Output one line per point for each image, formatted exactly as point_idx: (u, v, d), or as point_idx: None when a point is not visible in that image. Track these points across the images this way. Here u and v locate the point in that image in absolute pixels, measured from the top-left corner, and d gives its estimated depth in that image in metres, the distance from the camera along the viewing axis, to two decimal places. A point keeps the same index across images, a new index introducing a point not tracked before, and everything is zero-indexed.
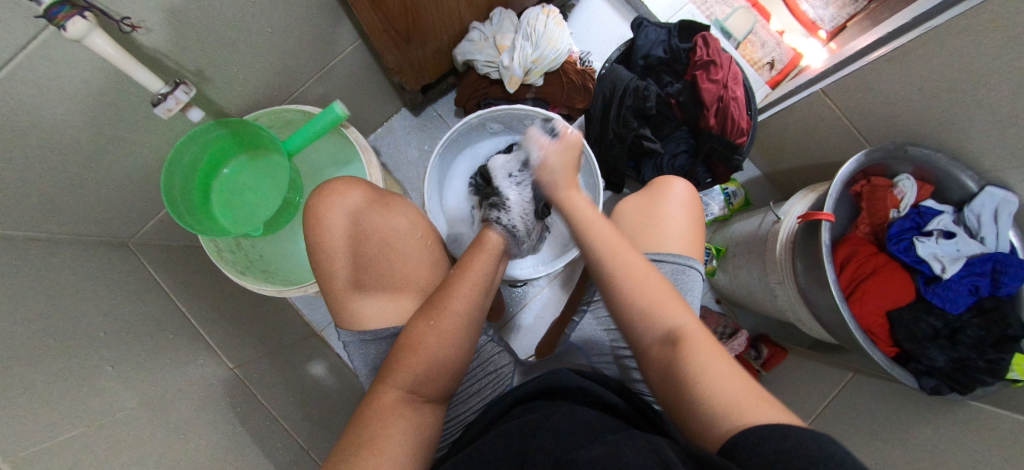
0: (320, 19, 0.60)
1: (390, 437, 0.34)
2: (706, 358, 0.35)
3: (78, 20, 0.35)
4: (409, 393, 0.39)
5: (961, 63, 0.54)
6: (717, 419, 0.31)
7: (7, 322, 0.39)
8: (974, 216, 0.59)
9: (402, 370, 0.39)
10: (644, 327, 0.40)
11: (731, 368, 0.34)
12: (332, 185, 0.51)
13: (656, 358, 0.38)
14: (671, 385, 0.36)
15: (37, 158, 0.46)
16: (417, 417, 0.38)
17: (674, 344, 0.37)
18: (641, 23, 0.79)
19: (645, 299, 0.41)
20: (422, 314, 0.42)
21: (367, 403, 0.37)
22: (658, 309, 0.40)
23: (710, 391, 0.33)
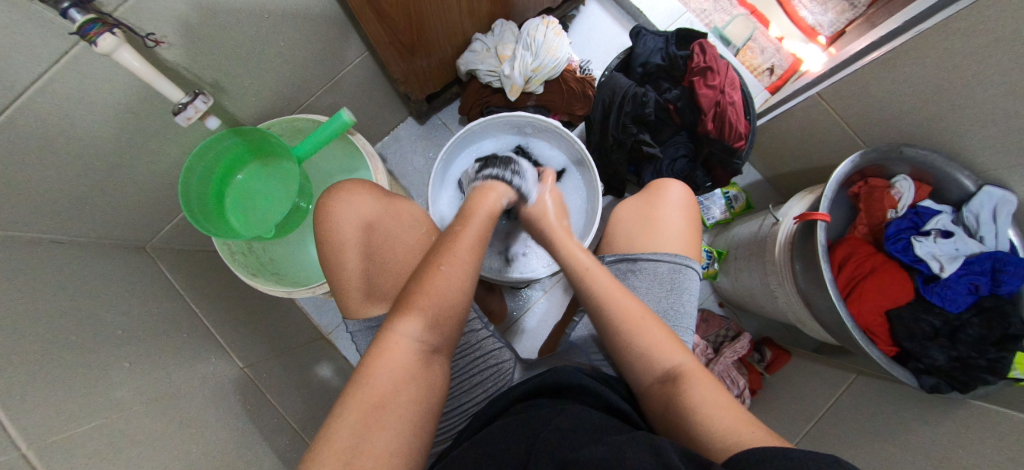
0: (330, 32, 0.63)
1: (399, 395, 0.33)
2: (703, 392, 0.39)
3: (108, 36, 0.38)
4: (421, 343, 0.36)
5: (954, 65, 0.55)
6: (714, 447, 0.34)
7: (30, 319, 0.42)
8: (973, 214, 0.60)
9: (411, 319, 0.36)
10: (645, 369, 0.43)
11: (725, 397, 0.38)
12: (343, 186, 0.55)
13: (658, 400, 0.41)
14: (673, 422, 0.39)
15: (66, 165, 0.49)
16: (428, 370, 0.36)
17: (676, 384, 0.40)
18: (640, 31, 0.81)
19: (648, 344, 0.44)
20: (432, 260, 0.40)
21: (376, 353, 0.35)
22: (657, 349, 0.43)
23: (709, 421, 0.36)
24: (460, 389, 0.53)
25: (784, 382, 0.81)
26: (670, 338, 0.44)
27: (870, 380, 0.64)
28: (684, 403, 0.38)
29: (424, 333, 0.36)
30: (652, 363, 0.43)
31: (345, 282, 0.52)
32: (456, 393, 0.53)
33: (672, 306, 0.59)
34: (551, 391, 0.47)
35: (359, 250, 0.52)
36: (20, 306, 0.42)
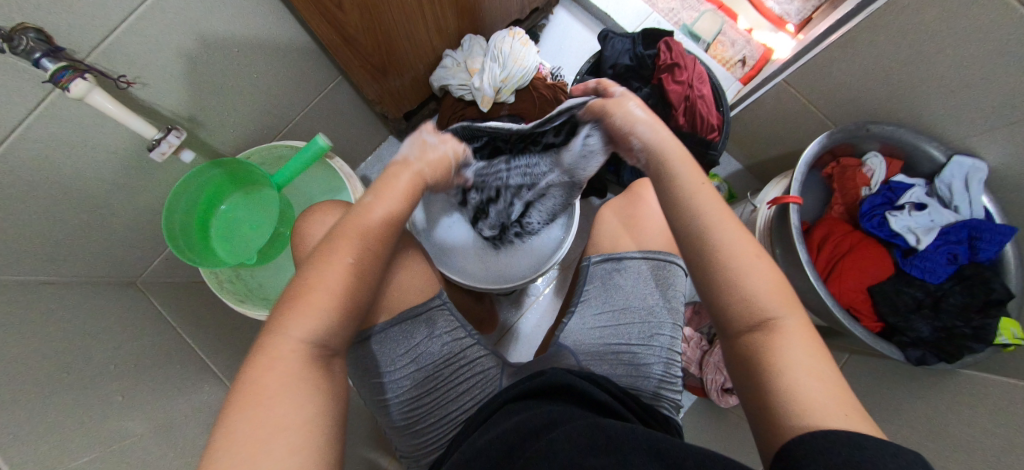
0: (302, 61, 0.65)
1: (293, 401, 0.30)
2: (799, 350, 0.31)
3: (79, 81, 0.41)
4: (312, 347, 0.33)
5: (906, 40, 0.56)
6: (790, 414, 0.29)
7: (17, 358, 0.43)
8: (946, 185, 0.62)
9: (298, 319, 0.33)
10: (740, 308, 0.33)
11: (825, 362, 0.31)
12: (318, 208, 0.56)
13: (744, 348, 0.33)
14: (750, 377, 0.32)
15: (49, 206, 0.51)
16: (321, 372, 0.33)
17: (771, 336, 0.32)
18: (607, 34, 0.83)
19: (750, 283, 0.33)
20: (319, 257, 0.37)
21: (258, 359, 0.31)
22: (759, 288, 0.33)
23: (801, 390, 0.29)
24: (447, 398, 0.54)
25: None
26: (777, 280, 0.34)
27: (865, 358, 0.64)
28: (774, 362, 0.31)
29: (313, 333, 0.33)
30: (751, 304, 0.33)
31: None
32: (444, 402, 0.54)
33: (659, 303, 0.60)
34: (534, 394, 0.47)
35: None
36: (10, 344, 0.43)
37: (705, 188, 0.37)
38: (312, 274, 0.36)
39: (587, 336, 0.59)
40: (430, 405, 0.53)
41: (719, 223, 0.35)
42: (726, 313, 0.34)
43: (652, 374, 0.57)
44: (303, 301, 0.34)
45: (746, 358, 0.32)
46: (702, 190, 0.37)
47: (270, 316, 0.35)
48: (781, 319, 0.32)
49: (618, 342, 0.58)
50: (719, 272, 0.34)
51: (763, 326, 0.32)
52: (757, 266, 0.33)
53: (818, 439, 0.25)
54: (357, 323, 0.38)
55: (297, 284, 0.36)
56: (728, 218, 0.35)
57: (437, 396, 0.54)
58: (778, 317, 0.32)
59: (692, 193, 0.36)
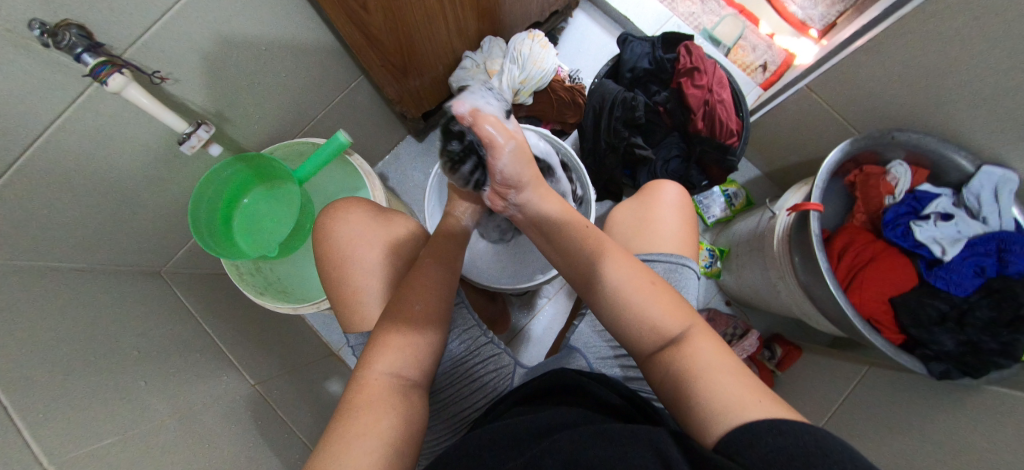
0: (326, 60, 0.67)
1: (377, 425, 0.36)
2: (705, 354, 0.36)
3: (116, 76, 0.42)
4: (395, 376, 0.41)
5: (935, 47, 0.55)
6: (711, 420, 0.32)
7: (44, 340, 0.45)
8: (973, 195, 0.60)
9: (385, 356, 0.42)
10: (646, 334, 0.39)
11: (733, 363, 0.36)
12: (339, 204, 0.58)
13: (658, 368, 0.38)
14: (674, 391, 0.36)
15: (83, 196, 0.53)
16: (405, 397, 0.40)
17: (678, 349, 0.37)
18: (627, 38, 0.83)
19: (649, 311, 0.40)
20: (404, 300, 0.45)
21: (354, 390, 0.39)
22: (657, 315, 0.40)
23: (714, 388, 0.33)
24: (459, 397, 0.55)
25: (798, 379, 0.79)
26: (673, 303, 0.40)
27: (886, 371, 0.63)
28: (688, 368, 0.36)
29: (397, 366, 0.41)
30: (654, 328, 0.39)
31: (347, 298, 0.54)
32: (457, 400, 0.54)
33: None
34: (541, 393, 0.48)
35: (357, 266, 0.54)
36: (35, 328, 0.44)
37: (595, 236, 0.45)
38: (390, 317, 0.44)
39: (598, 340, 0.60)
40: (442, 403, 0.54)
41: (613, 268, 0.43)
42: (638, 342, 0.40)
43: None
44: (388, 341, 0.43)
45: (665, 375, 0.37)
46: (596, 236, 0.46)
47: (365, 352, 0.43)
48: (682, 334, 0.38)
49: None
50: (622, 309, 0.41)
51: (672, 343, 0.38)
52: (651, 294, 0.41)
53: (743, 433, 0.29)
54: (433, 361, 0.45)
55: (382, 327, 0.44)
56: (621, 261, 0.43)
57: (452, 393, 0.54)
58: (680, 332, 0.38)
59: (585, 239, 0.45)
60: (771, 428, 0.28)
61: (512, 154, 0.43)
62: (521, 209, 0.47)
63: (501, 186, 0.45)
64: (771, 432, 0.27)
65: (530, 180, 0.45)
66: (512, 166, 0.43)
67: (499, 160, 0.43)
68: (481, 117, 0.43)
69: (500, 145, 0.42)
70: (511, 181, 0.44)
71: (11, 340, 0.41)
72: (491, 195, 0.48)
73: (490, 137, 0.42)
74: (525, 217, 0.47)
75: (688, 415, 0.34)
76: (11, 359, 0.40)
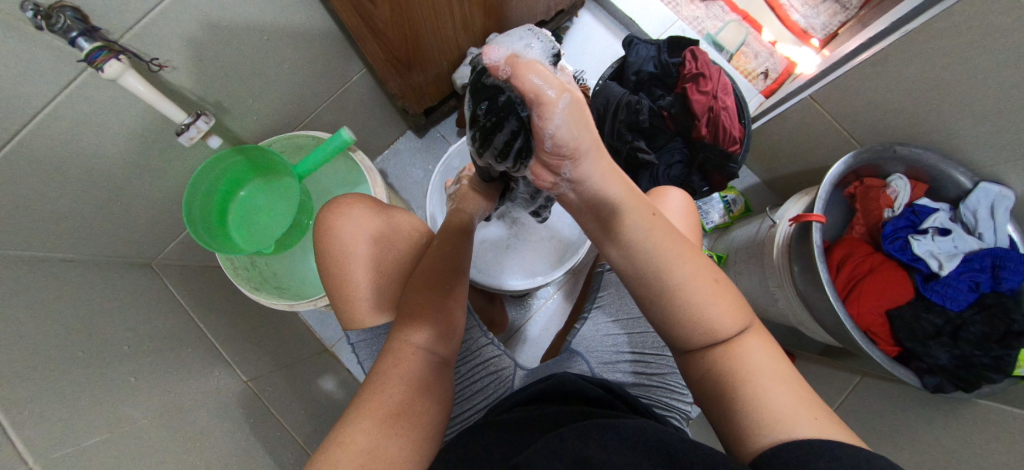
0: (329, 53, 0.65)
1: (409, 401, 0.38)
2: (758, 358, 0.35)
3: (113, 62, 0.41)
4: (428, 353, 0.42)
5: (938, 64, 0.56)
6: (761, 430, 0.31)
7: (28, 335, 0.43)
8: (971, 211, 0.62)
9: (417, 330, 0.42)
10: (699, 333, 0.35)
11: (785, 372, 0.34)
12: (343, 198, 0.56)
13: (705, 367, 0.35)
14: (715, 393, 0.34)
15: (72, 184, 0.51)
16: (434, 374, 0.42)
17: (730, 353, 0.35)
18: (632, 40, 0.82)
19: (708, 312, 0.35)
20: (436, 280, 0.45)
21: (389, 361, 0.40)
22: (715, 315, 0.35)
23: (767, 399, 0.32)
24: (460, 396, 0.55)
25: None
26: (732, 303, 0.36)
27: (878, 381, 0.64)
28: (740, 373, 0.34)
29: (429, 342, 0.42)
30: (710, 330, 0.35)
31: (346, 294, 0.53)
32: (457, 400, 0.54)
33: None
34: (547, 394, 0.47)
35: (357, 262, 0.53)
36: (20, 323, 0.43)
37: (663, 227, 0.38)
38: (421, 295, 0.44)
39: (599, 345, 0.59)
40: None
41: (672, 260, 0.36)
42: (683, 337, 0.36)
43: (665, 383, 0.57)
44: (419, 314, 0.43)
45: (708, 376, 0.35)
46: (662, 226, 0.38)
47: (393, 326, 0.43)
48: (738, 336, 0.35)
49: (632, 350, 0.59)
50: (675, 305, 0.36)
51: (724, 345, 0.35)
52: (713, 294, 0.36)
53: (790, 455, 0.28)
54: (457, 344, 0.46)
55: (411, 302, 0.44)
56: (684, 252, 0.37)
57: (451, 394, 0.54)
58: (737, 333, 0.35)
59: (648, 230, 0.37)
60: (825, 451, 0.27)
61: (568, 113, 0.32)
62: (571, 185, 0.38)
63: (553, 154, 0.35)
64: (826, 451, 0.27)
65: (589, 149, 0.35)
66: (565, 130, 0.33)
67: (549, 121, 0.32)
68: (523, 68, 0.33)
69: (551, 100, 0.32)
70: (566, 150, 0.34)
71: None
72: (538, 165, 0.39)
73: (536, 92, 0.32)
74: (581, 197, 0.38)
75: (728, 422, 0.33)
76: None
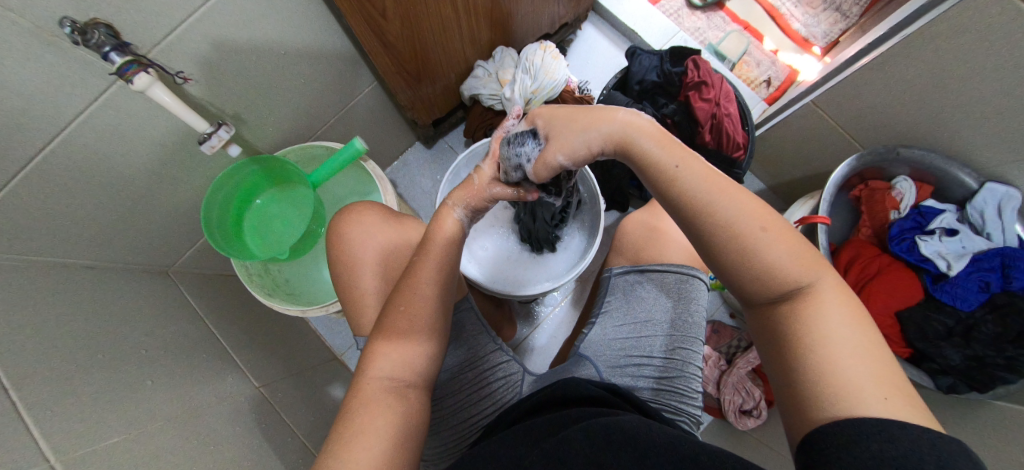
0: (342, 66, 0.68)
1: (373, 427, 0.37)
2: (834, 323, 0.31)
3: (143, 75, 0.43)
4: (390, 380, 0.41)
5: (938, 68, 0.57)
6: (827, 401, 0.29)
7: (48, 339, 0.44)
8: (977, 211, 0.62)
9: (378, 361, 0.42)
10: (763, 286, 0.34)
11: (862, 324, 0.32)
12: (353, 207, 0.58)
13: (773, 323, 0.34)
14: (782, 352, 0.33)
15: (96, 193, 0.54)
16: (401, 400, 0.41)
17: (799, 305, 0.33)
18: (635, 51, 0.84)
19: (772, 259, 0.34)
20: (394, 302, 0.45)
21: (353, 394, 0.41)
22: (782, 266, 0.34)
23: (836, 362, 0.30)
24: (469, 401, 0.55)
25: None
26: (799, 248, 0.35)
27: None
28: (806, 333, 0.31)
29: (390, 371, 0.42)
30: (774, 278, 0.34)
31: (355, 300, 0.54)
32: (466, 406, 0.55)
33: (680, 316, 0.60)
34: (554, 399, 0.47)
35: (366, 270, 0.54)
36: (40, 328, 0.44)
37: (703, 172, 0.37)
38: (383, 320, 0.44)
39: (607, 349, 0.59)
40: (452, 409, 0.55)
41: (727, 203, 0.35)
42: (748, 291, 0.36)
43: (674, 387, 0.57)
44: (386, 339, 0.43)
45: (778, 334, 0.33)
46: (709, 174, 0.37)
47: (364, 350, 0.44)
48: (809, 293, 0.33)
49: (640, 354, 0.59)
50: (734, 255, 0.35)
51: (793, 295, 0.33)
52: (775, 244, 0.34)
53: (834, 437, 0.26)
54: (430, 363, 0.45)
55: (377, 329, 0.44)
56: (739, 197, 0.36)
57: (460, 399, 0.55)
58: (807, 288, 0.33)
59: (684, 175, 0.37)
60: (879, 431, 0.25)
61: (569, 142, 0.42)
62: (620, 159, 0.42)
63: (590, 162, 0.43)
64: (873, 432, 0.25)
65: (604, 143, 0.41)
66: (582, 158, 0.42)
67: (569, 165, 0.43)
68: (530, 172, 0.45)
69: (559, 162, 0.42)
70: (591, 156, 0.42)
71: (16, 341, 0.40)
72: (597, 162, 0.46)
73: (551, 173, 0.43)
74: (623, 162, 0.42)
75: (795, 384, 0.31)
76: (13, 356, 0.39)
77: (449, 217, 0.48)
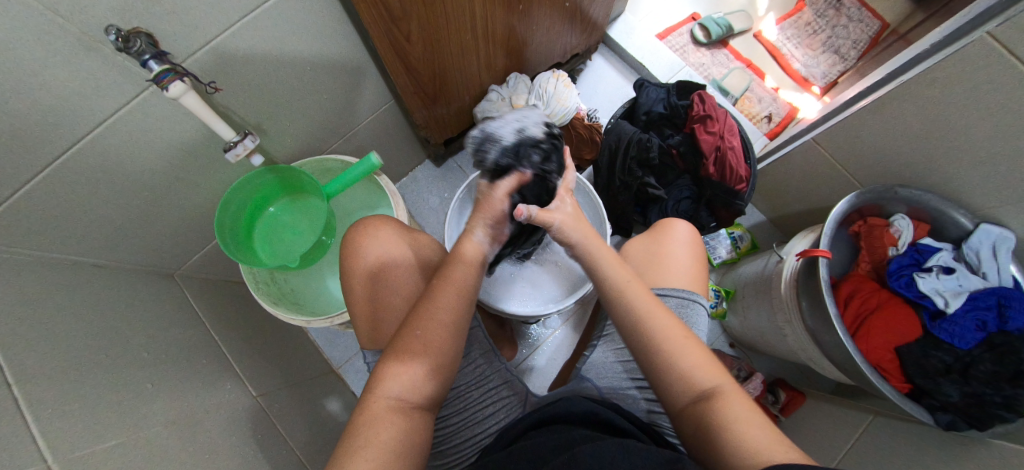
0: (363, 83, 0.70)
1: (379, 446, 0.38)
2: (736, 411, 0.39)
3: (178, 83, 0.44)
4: (397, 400, 0.42)
5: (934, 112, 0.60)
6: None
7: (46, 337, 0.43)
8: (973, 252, 0.64)
9: (389, 381, 0.43)
10: (681, 384, 0.42)
11: (760, 418, 0.38)
12: (370, 220, 0.59)
13: (691, 419, 0.41)
14: (707, 443, 0.39)
15: (113, 193, 0.55)
16: (407, 421, 0.41)
17: (712, 403, 0.40)
18: (643, 84, 0.88)
19: (685, 363, 0.43)
20: (412, 322, 0.45)
21: (362, 409, 0.41)
22: (692, 368, 0.43)
23: (743, 443, 0.36)
24: (474, 419, 0.55)
25: (802, 424, 0.80)
26: (706, 358, 0.44)
27: (892, 420, 0.63)
28: (718, 422, 0.38)
29: (399, 391, 0.42)
30: (690, 380, 0.42)
31: (364, 313, 0.55)
32: (470, 424, 0.55)
33: None
34: (555, 420, 0.47)
35: (376, 282, 0.55)
36: (38, 327, 0.43)
37: (634, 287, 0.48)
38: (399, 338, 0.45)
39: (609, 371, 0.60)
40: (456, 427, 0.54)
41: (650, 315, 0.46)
42: (672, 393, 0.43)
43: None
44: (399, 360, 0.43)
45: (698, 428, 0.40)
46: (636, 290, 0.48)
47: (376, 368, 0.44)
48: (715, 390, 0.41)
49: (641, 376, 0.59)
50: (656, 359, 0.44)
51: (704, 395, 0.41)
52: (685, 348, 0.44)
53: None
54: (439, 386, 0.45)
55: (391, 349, 0.45)
56: (657, 310, 0.47)
57: (463, 417, 0.55)
58: (712, 387, 0.41)
59: (620, 291, 0.48)
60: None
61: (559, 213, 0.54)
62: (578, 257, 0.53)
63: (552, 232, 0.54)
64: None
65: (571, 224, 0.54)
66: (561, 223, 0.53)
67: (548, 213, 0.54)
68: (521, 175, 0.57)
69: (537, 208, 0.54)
70: (563, 236, 0.53)
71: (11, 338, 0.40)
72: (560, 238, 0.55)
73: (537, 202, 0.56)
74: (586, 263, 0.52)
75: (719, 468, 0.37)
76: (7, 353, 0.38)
77: (468, 244, 0.51)
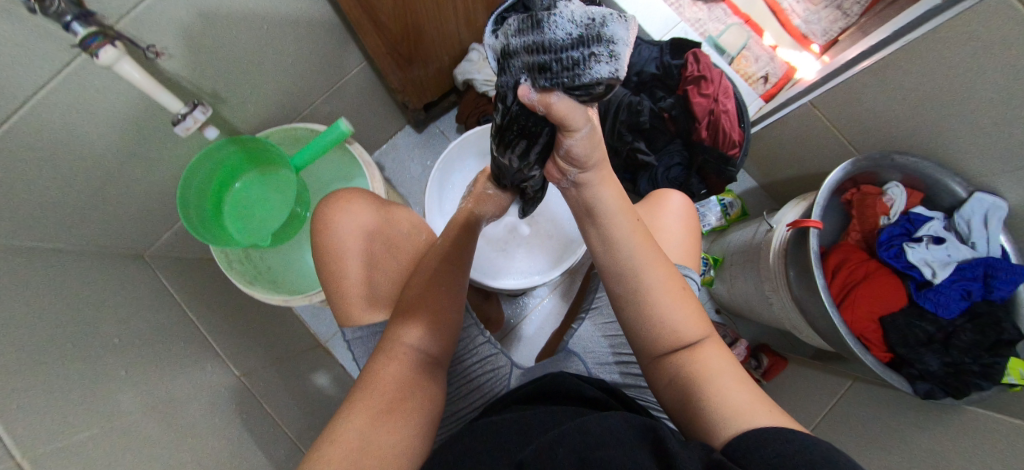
0: (330, 44, 0.64)
1: (399, 399, 0.38)
2: (717, 367, 0.38)
3: (109, 49, 0.39)
4: (416, 354, 0.42)
5: (941, 73, 0.56)
6: (721, 425, 0.34)
7: (14, 325, 0.41)
8: (965, 220, 0.63)
9: (408, 334, 0.43)
10: (661, 334, 0.41)
11: (740, 376, 0.38)
12: (341, 194, 0.56)
13: (671, 369, 0.40)
14: (683, 398, 0.38)
15: (61, 173, 0.50)
16: (424, 376, 0.42)
17: (693, 356, 0.39)
18: (635, 41, 0.82)
19: (672, 319, 0.41)
20: (427, 281, 0.46)
21: (379, 360, 0.41)
22: (681, 323, 0.41)
23: (726, 398, 0.35)
24: (457, 393, 0.55)
25: (782, 388, 0.82)
26: (693, 311, 0.42)
27: (870, 386, 0.65)
28: (700, 375, 0.38)
29: (419, 345, 0.42)
30: (675, 334, 0.40)
31: (340, 290, 0.53)
32: (453, 397, 0.55)
33: None
34: (540, 394, 0.46)
35: (352, 259, 0.53)
36: (8, 317, 0.41)
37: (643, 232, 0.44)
38: (416, 294, 0.45)
39: (595, 346, 0.60)
40: None
41: (647, 266, 0.42)
42: (654, 340, 0.41)
43: None
44: (413, 315, 0.44)
45: (677, 379, 0.39)
46: (643, 234, 0.44)
47: (387, 328, 0.44)
48: (699, 343, 0.40)
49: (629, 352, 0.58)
50: (641, 305, 0.41)
51: (684, 347, 0.40)
52: (679, 300, 0.42)
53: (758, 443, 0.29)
54: (448, 348, 0.46)
55: (406, 305, 0.45)
56: (656, 259, 0.43)
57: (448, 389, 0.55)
58: (696, 341, 0.40)
59: (625, 232, 0.42)
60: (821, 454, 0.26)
61: (583, 139, 0.37)
62: (578, 188, 0.43)
63: (566, 160, 0.40)
64: (774, 440, 0.28)
65: (596, 163, 0.40)
66: (582, 149, 0.38)
67: (572, 137, 0.37)
68: (558, 106, 0.33)
69: (572, 129, 0.36)
70: (579, 160, 0.39)
71: None
72: (552, 166, 0.43)
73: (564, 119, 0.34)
74: (579, 198, 0.43)
75: (699, 419, 0.36)
76: None
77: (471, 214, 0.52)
